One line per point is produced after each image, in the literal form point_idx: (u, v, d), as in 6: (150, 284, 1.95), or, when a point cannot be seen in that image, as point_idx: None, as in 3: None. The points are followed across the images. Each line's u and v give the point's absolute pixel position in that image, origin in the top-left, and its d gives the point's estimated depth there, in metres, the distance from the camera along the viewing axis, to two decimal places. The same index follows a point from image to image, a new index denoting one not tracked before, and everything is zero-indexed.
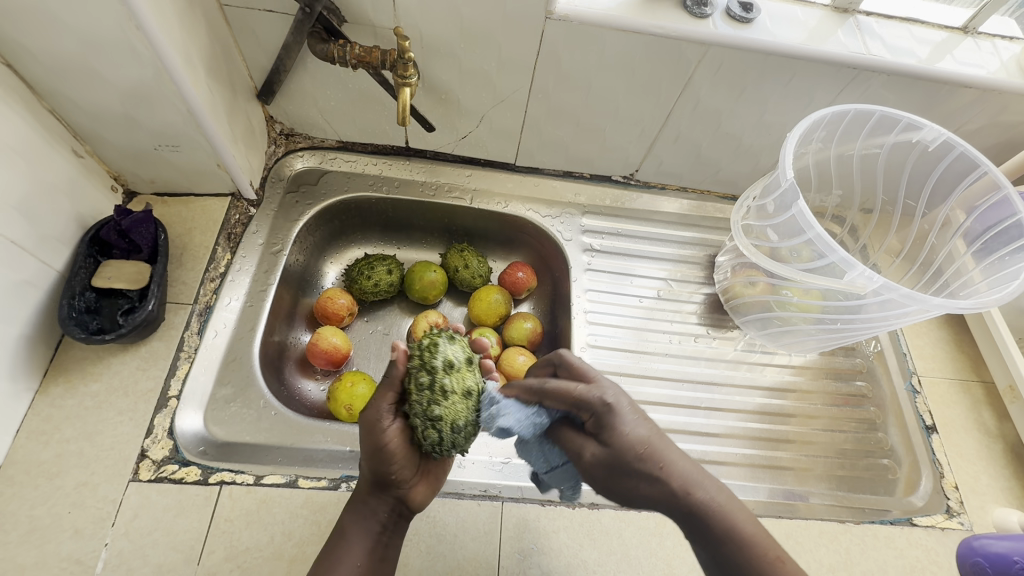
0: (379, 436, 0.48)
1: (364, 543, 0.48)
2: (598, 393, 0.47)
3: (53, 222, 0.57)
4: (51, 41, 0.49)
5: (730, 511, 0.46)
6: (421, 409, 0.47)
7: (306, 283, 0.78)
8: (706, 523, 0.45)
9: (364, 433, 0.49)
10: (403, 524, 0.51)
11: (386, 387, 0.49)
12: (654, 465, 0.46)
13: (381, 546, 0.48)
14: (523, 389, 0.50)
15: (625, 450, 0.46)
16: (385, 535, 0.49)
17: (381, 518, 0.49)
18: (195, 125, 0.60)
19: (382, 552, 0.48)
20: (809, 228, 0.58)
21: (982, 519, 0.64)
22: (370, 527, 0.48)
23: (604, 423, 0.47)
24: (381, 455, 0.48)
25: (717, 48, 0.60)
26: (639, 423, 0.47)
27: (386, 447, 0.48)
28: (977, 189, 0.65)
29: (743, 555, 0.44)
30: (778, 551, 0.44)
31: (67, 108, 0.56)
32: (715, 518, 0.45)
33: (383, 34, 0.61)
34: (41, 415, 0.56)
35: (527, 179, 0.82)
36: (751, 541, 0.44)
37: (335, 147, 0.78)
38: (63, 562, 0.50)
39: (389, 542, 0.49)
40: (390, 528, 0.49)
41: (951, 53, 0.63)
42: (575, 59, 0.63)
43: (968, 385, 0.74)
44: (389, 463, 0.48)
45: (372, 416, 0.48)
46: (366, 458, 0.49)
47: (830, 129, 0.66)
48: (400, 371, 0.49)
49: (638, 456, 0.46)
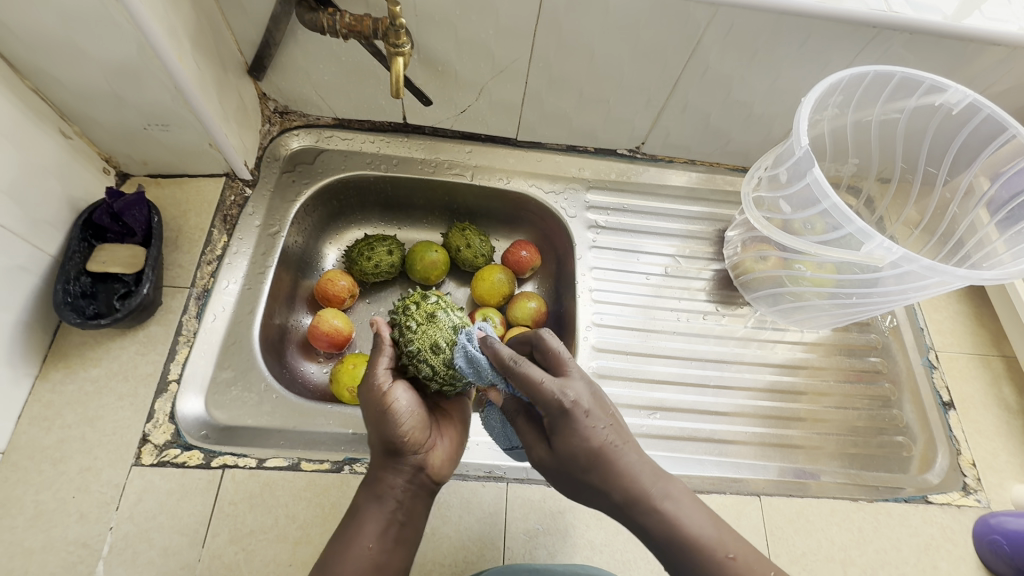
0: (384, 400, 0.47)
1: (378, 523, 0.46)
2: (560, 393, 0.43)
3: (44, 206, 0.56)
4: (28, 16, 0.47)
5: (680, 505, 0.43)
6: (404, 352, 0.50)
7: (306, 265, 0.77)
8: (656, 527, 0.43)
9: (366, 403, 0.48)
10: (423, 499, 0.48)
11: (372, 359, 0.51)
12: (606, 482, 0.43)
13: (397, 524, 0.46)
14: (495, 356, 0.46)
15: (575, 454, 0.44)
16: (401, 512, 0.47)
17: (398, 494, 0.47)
18: (183, 103, 0.58)
19: (397, 531, 0.46)
20: (825, 198, 0.55)
21: (1000, 496, 0.62)
22: (385, 504, 0.46)
23: (559, 426, 0.44)
24: (392, 421, 0.47)
25: (728, 8, 0.56)
26: (599, 427, 0.44)
27: (396, 413, 0.47)
28: (1002, 156, 0.62)
29: (689, 556, 0.42)
30: (728, 549, 0.42)
31: (51, 86, 0.55)
32: (671, 526, 0.42)
33: (375, 1, 0.59)
34: (42, 401, 0.56)
35: (529, 155, 0.80)
36: (697, 544, 0.42)
37: (332, 124, 0.76)
38: (70, 546, 0.50)
39: (405, 520, 0.47)
40: (409, 503, 0.47)
41: (980, 8, 0.58)
42: (577, 25, 0.60)
43: (987, 360, 0.71)
44: (399, 429, 0.47)
45: (371, 384, 0.48)
46: (374, 425, 0.48)
47: (847, 93, 0.62)
48: (387, 343, 0.51)
49: (587, 461, 0.43)
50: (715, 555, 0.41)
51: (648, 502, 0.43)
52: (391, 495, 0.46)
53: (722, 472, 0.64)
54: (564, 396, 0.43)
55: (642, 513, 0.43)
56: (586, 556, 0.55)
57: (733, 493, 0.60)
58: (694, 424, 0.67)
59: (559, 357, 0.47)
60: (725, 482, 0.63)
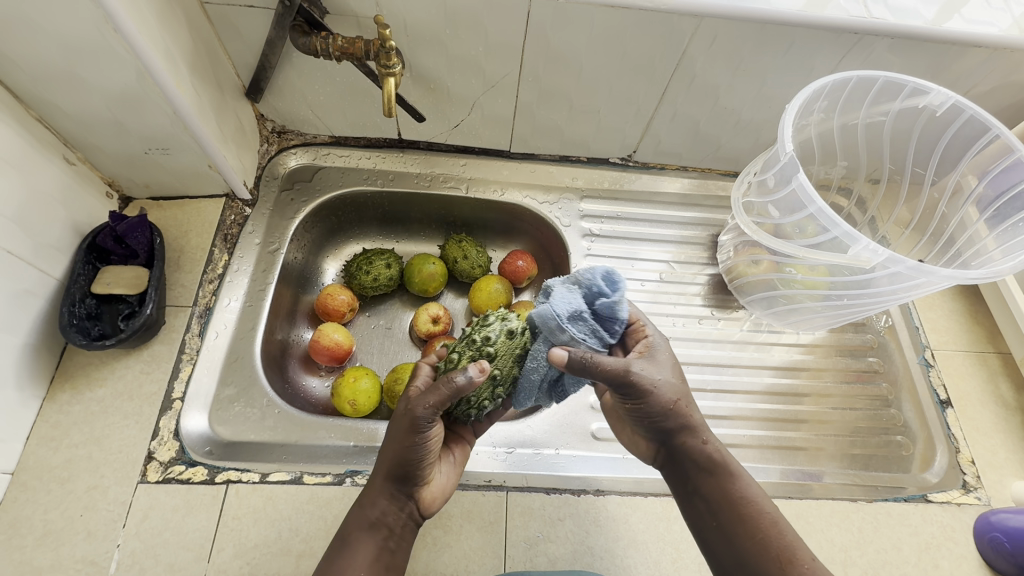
0: (420, 433, 0.46)
1: (369, 552, 0.46)
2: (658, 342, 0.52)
3: (50, 232, 0.58)
4: (35, 50, 0.49)
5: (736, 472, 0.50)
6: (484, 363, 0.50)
7: (306, 280, 0.78)
8: (736, 495, 0.49)
9: (400, 427, 0.47)
10: (413, 531, 0.49)
11: (440, 391, 0.45)
12: (703, 438, 0.51)
13: (388, 553, 0.47)
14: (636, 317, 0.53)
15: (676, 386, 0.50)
16: (392, 541, 0.48)
17: (390, 521, 0.48)
18: (182, 127, 0.59)
19: (387, 560, 0.47)
20: (811, 203, 0.56)
21: (1000, 493, 0.62)
22: (378, 531, 0.47)
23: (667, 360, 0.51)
24: (411, 451, 0.47)
25: (711, 19, 0.58)
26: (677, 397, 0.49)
27: (421, 445, 0.47)
28: (988, 155, 0.63)
29: (740, 508, 0.49)
30: (773, 516, 0.48)
31: (55, 115, 0.57)
32: (749, 494, 0.49)
33: (366, 23, 0.60)
34: (49, 422, 0.57)
35: (523, 166, 0.81)
36: (752, 505, 0.49)
37: (328, 142, 0.78)
38: (78, 564, 0.51)
39: (396, 548, 0.48)
40: (399, 532, 0.48)
41: (959, 11, 0.59)
42: (564, 40, 0.61)
43: (984, 357, 0.72)
44: (417, 458, 0.47)
45: (419, 413, 0.46)
46: (394, 451, 0.48)
47: (832, 98, 0.63)
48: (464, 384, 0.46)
49: (671, 410, 0.49)
50: (761, 515, 0.48)
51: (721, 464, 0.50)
52: (383, 522, 0.47)
53: None
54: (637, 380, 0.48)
55: (716, 473, 0.50)
56: (587, 562, 0.55)
57: None
58: None
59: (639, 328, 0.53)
60: None
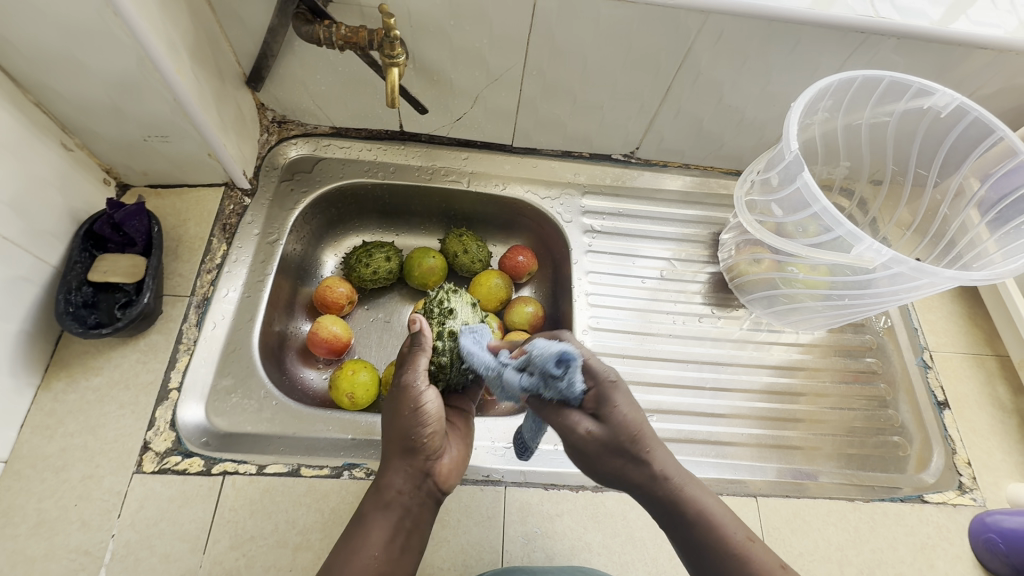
0: (414, 398, 0.47)
1: (385, 531, 0.45)
2: (604, 367, 0.46)
3: (46, 218, 0.57)
4: (33, 33, 0.48)
5: (699, 494, 0.46)
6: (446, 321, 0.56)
7: (305, 272, 0.77)
8: (696, 513, 0.45)
9: (396, 399, 0.48)
10: (431, 508, 0.48)
11: (415, 354, 0.50)
12: (654, 431, 0.46)
13: (404, 532, 0.46)
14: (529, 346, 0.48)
15: (622, 412, 0.45)
16: (409, 519, 0.46)
17: (406, 500, 0.46)
18: (182, 114, 0.59)
19: (403, 540, 0.45)
20: (815, 202, 0.56)
21: (995, 495, 0.63)
22: (393, 511, 0.46)
23: (600, 401, 0.45)
24: (413, 421, 0.47)
25: (718, 15, 0.57)
26: (631, 406, 0.46)
27: (419, 412, 0.47)
28: (990, 158, 0.63)
29: (712, 540, 0.45)
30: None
31: (52, 100, 0.56)
32: (716, 516, 0.45)
33: (370, 13, 0.60)
34: (44, 410, 0.56)
35: (525, 161, 0.80)
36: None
37: (329, 133, 0.77)
38: (72, 553, 0.50)
39: (412, 528, 0.46)
40: (415, 511, 0.47)
41: (966, 13, 0.59)
42: (570, 34, 0.61)
43: (981, 359, 0.72)
44: (422, 427, 0.47)
45: (407, 378, 0.49)
46: (398, 424, 0.48)
47: (837, 97, 0.63)
48: (427, 343, 0.50)
49: (609, 400, 0.45)
50: (734, 543, 0.44)
51: (684, 492, 0.46)
52: (398, 501, 0.46)
53: (720, 474, 0.64)
54: (606, 369, 0.46)
55: (680, 502, 0.45)
56: (584, 558, 0.55)
57: (731, 494, 0.61)
58: (694, 426, 0.68)
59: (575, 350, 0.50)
60: (722, 484, 0.63)
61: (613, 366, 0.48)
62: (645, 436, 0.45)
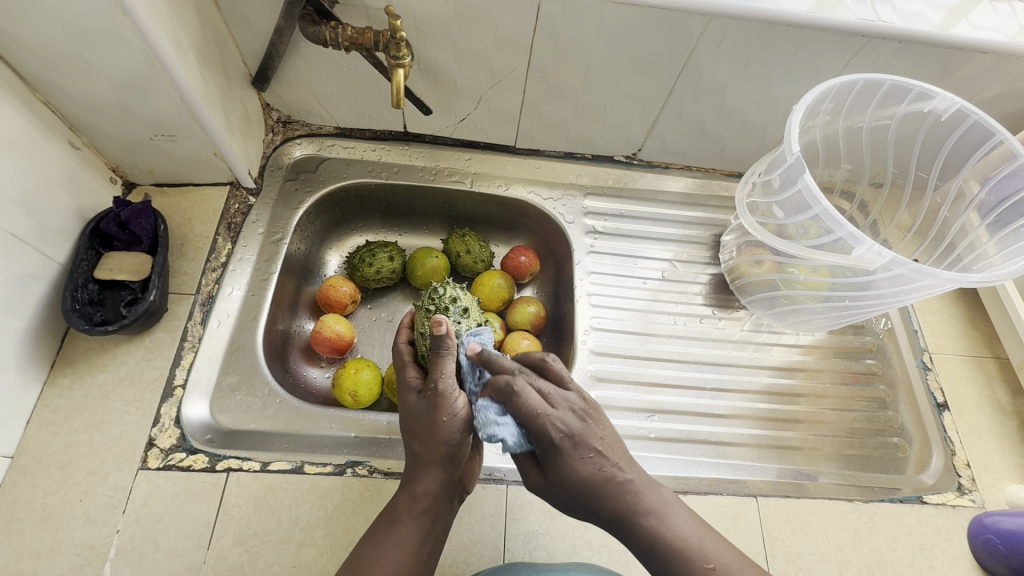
0: (451, 407, 0.47)
1: (419, 537, 0.45)
2: (555, 423, 0.44)
3: (54, 216, 0.58)
4: (43, 33, 0.49)
5: (666, 517, 0.43)
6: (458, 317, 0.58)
7: (308, 271, 0.78)
8: (656, 533, 0.43)
9: (432, 406, 0.47)
10: (455, 510, 0.49)
11: (442, 358, 0.48)
12: (620, 473, 0.44)
13: (433, 536, 0.47)
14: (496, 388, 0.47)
15: (575, 466, 0.44)
16: (439, 523, 0.47)
17: (438, 505, 0.47)
18: (189, 114, 0.59)
19: (433, 544, 0.46)
20: (816, 203, 0.56)
21: (994, 496, 0.63)
22: (427, 517, 0.46)
23: (554, 455, 0.45)
24: (452, 430, 0.47)
25: (721, 18, 0.58)
26: (590, 456, 0.44)
27: (456, 419, 0.47)
28: (990, 161, 0.63)
29: (677, 564, 0.42)
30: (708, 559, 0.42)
31: (60, 98, 0.56)
32: (679, 532, 0.43)
33: (375, 14, 0.60)
34: (50, 407, 0.57)
35: (528, 162, 0.81)
36: (688, 551, 0.42)
37: (334, 133, 0.78)
38: (77, 548, 0.51)
39: (440, 531, 0.47)
40: (446, 515, 0.48)
41: (966, 18, 0.60)
42: (574, 36, 0.61)
43: (981, 361, 0.72)
44: (459, 434, 0.47)
45: (441, 385, 0.48)
46: (434, 431, 0.47)
47: (839, 100, 0.63)
48: (452, 344, 0.49)
49: (561, 457, 0.44)
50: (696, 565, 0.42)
51: (648, 512, 0.43)
52: (433, 508, 0.46)
53: (720, 474, 0.65)
54: (559, 425, 0.44)
55: (642, 528, 0.43)
56: (586, 556, 0.55)
57: (731, 493, 0.61)
58: (694, 425, 0.68)
59: (560, 375, 0.49)
60: (722, 484, 0.64)
61: (572, 411, 0.46)
62: (598, 488, 0.43)
